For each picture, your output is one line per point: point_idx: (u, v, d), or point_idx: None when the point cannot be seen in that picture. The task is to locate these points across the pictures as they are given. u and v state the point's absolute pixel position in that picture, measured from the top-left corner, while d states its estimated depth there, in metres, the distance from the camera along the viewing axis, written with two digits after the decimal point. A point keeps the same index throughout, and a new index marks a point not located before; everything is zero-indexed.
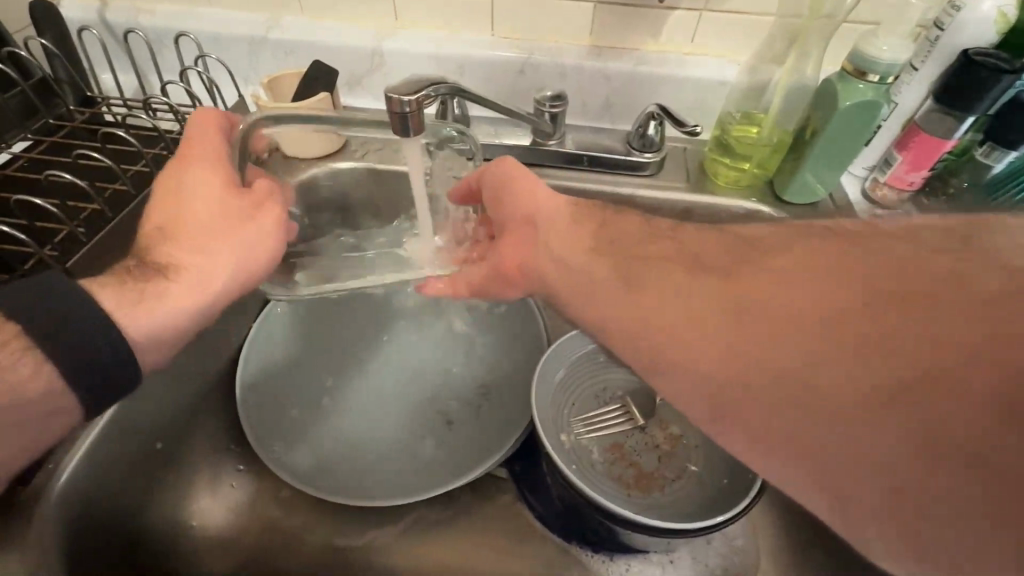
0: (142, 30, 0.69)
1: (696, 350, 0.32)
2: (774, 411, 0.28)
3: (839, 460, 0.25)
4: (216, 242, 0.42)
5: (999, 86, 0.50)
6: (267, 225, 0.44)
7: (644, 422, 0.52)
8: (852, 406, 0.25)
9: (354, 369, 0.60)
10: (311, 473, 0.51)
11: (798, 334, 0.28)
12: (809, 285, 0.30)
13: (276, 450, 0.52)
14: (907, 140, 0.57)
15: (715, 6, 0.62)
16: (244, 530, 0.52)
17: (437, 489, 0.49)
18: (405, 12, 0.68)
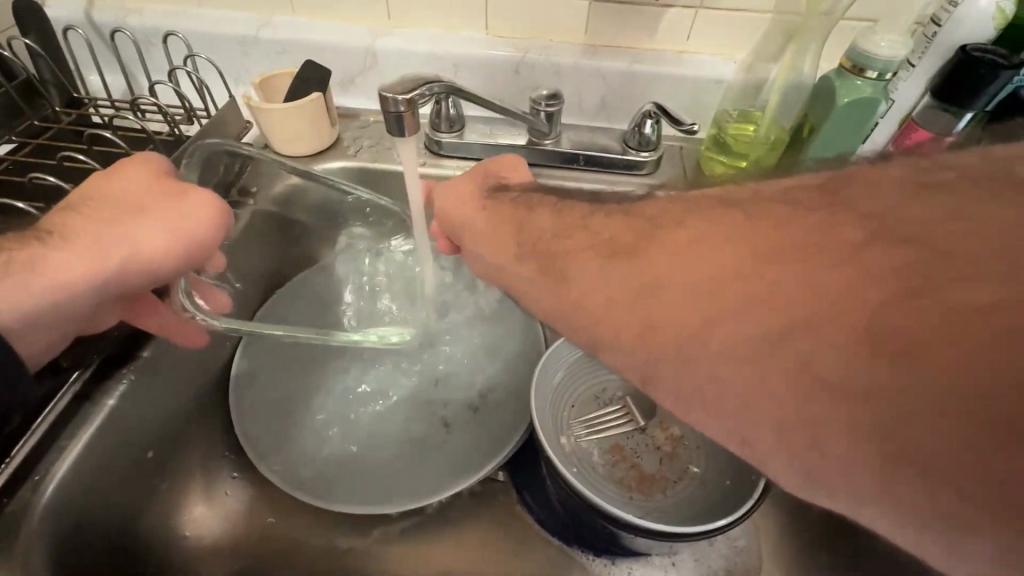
0: (130, 30, 0.68)
1: (649, 322, 0.29)
2: (728, 392, 0.26)
3: (802, 436, 0.23)
4: (130, 220, 0.41)
5: (997, 81, 0.50)
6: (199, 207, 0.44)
7: (644, 422, 0.52)
8: (805, 375, 0.23)
9: (331, 365, 0.58)
10: (307, 479, 0.50)
11: (739, 300, 0.26)
12: (776, 241, 0.27)
13: (272, 456, 0.51)
14: (905, 135, 0.56)
15: (711, 3, 0.61)
16: (237, 538, 0.51)
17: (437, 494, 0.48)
18: (398, 10, 0.67)
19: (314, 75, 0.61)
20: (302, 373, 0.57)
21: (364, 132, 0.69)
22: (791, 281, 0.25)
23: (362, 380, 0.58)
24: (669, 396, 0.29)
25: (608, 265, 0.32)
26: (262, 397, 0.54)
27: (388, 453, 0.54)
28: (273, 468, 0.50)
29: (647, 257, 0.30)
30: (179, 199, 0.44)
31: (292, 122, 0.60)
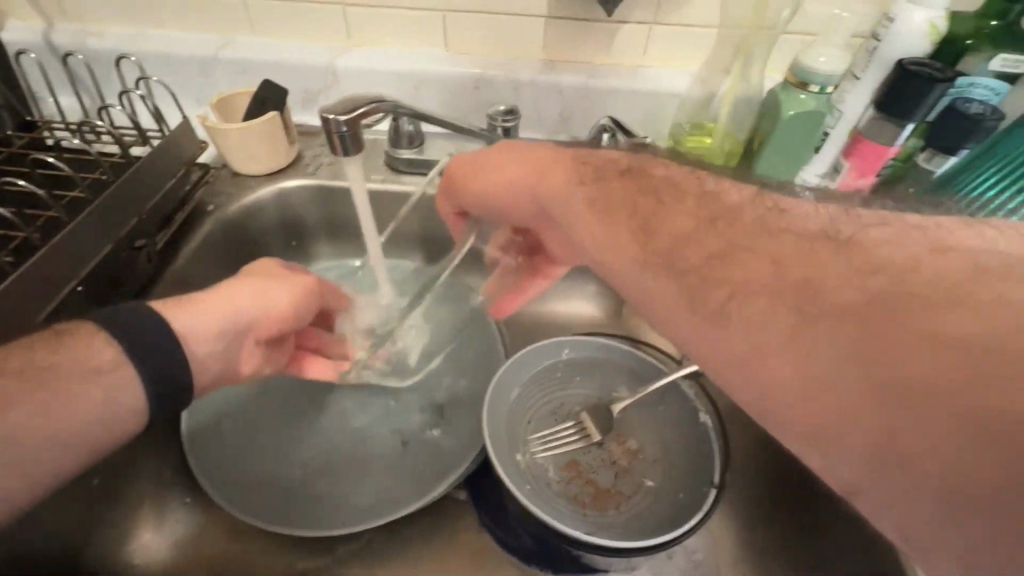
0: (87, 53, 0.68)
1: (743, 337, 0.32)
2: (861, 432, 0.27)
3: (930, 488, 0.25)
4: (271, 284, 0.47)
5: (934, 93, 0.51)
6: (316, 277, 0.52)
7: (599, 438, 0.51)
8: (950, 443, 0.24)
9: (289, 387, 0.57)
10: (259, 505, 0.50)
11: (877, 353, 0.27)
12: (875, 289, 0.29)
13: (222, 480, 0.50)
14: (852, 147, 0.58)
15: (664, 19, 0.62)
16: (186, 563, 0.50)
17: (391, 515, 0.47)
18: (357, 29, 0.68)
19: (270, 94, 0.60)
20: (260, 393, 0.56)
21: (325, 149, 0.68)
22: (935, 341, 0.26)
23: (323, 398, 0.58)
24: (772, 410, 0.31)
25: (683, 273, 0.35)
26: (214, 419, 0.53)
27: (347, 473, 0.53)
28: (224, 492, 0.49)
29: (853, 325, 0.28)
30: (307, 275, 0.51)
31: (247, 142, 0.60)
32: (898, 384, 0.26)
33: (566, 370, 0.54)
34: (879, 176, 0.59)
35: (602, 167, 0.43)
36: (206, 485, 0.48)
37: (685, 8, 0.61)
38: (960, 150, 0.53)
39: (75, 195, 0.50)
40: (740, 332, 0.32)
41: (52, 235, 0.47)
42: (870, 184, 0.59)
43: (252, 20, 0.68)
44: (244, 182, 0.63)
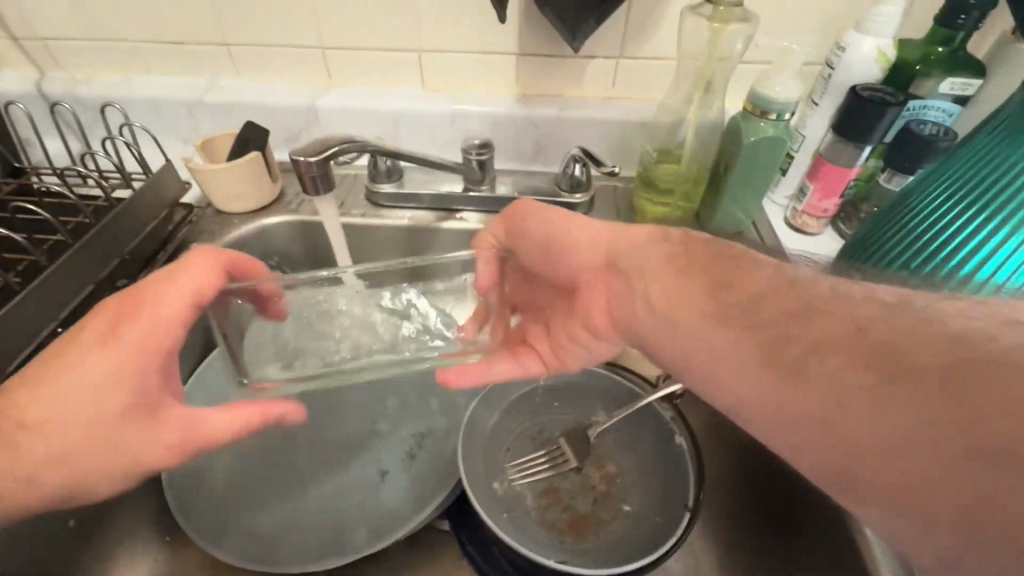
0: (77, 100, 0.71)
1: (782, 386, 0.30)
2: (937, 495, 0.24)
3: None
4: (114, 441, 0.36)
5: (887, 117, 0.53)
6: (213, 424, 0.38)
7: (578, 463, 0.51)
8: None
9: None
10: (238, 542, 0.49)
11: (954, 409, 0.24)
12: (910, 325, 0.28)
13: (199, 516, 0.50)
14: (815, 169, 0.60)
15: (630, 53, 0.65)
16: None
17: (368, 548, 0.47)
18: (336, 70, 0.71)
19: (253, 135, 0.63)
20: None
21: None
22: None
23: (304, 429, 0.57)
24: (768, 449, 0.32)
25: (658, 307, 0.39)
26: None
27: (327, 505, 0.53)
28: (199, 529, 0.49)
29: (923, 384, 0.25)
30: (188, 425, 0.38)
31: (230, 181, 0.61)
32: (990, 448, 0.22)
33: (545, 396, 0.54)
34: (844, 197, 0.61)
35: (570, 222, 0.48)
36: (181, 522, 0.48)
37: (649, 43, 0.64)
38: (918, 170, 0.55)
39: (56, 241, 0.52)
40: (801, 390, 0.30)
41: (32, 280, 0.48)
42: (835, 205, 0.61)
43: (235, 65, 0.71)
44: (228, 220, 0.65)
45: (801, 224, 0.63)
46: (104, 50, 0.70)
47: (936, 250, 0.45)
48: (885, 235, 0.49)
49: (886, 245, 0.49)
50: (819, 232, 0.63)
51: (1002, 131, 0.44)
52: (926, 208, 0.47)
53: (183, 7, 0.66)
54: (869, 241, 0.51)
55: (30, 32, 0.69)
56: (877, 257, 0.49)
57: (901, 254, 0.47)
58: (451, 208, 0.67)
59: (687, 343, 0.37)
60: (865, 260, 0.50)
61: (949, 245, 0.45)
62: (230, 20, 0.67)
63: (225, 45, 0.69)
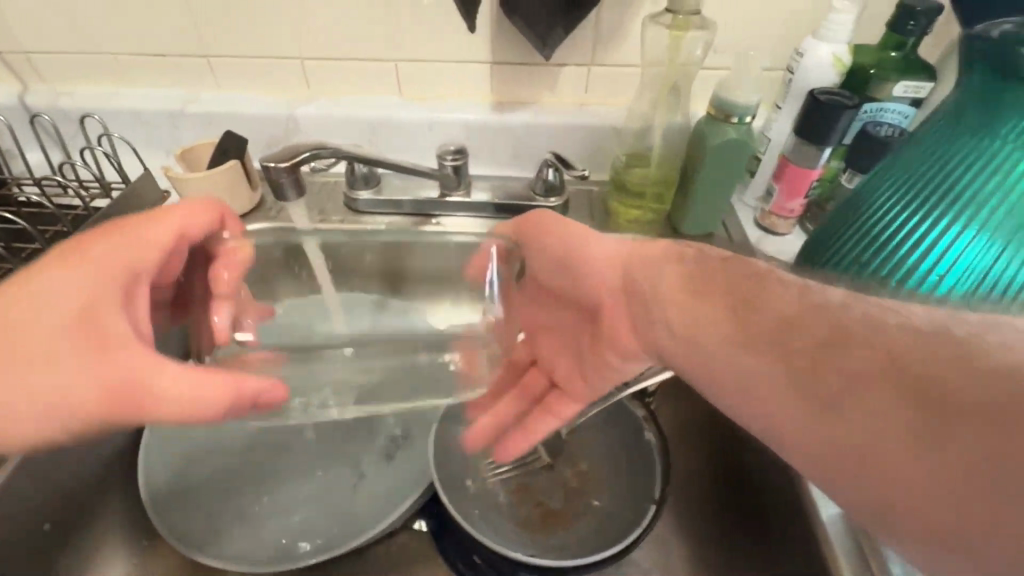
0: (59, 112, 0.72)
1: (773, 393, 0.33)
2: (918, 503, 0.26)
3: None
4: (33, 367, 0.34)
5: (844, 119, 0.55)
6: (160, 384, 0.34)
7: (551, 460, 0.53)
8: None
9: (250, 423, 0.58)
10: (216, 549, 0.50)
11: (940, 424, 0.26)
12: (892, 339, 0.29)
13: (176, 519, 0.51)
14: (780, 171, 0.61)
15: (601, 60, 0.67)
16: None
17: (339, 549, 0.48)
18: (315, 80, 0.72)
19: (233, 145, 0.64)
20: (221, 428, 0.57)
21: None
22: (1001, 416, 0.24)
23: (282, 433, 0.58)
24: None
25: None
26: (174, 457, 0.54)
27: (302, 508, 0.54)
28: (176, 531, 0.50)
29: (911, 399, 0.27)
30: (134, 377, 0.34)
31: (210, 190, 0.63)
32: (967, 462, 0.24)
33: None
34: (809, 198, 0.62)
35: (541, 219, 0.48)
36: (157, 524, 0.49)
37: (618, 50, 0.66)
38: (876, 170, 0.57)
39: (34, 249, 0.53)
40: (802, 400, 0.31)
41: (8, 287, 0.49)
42: (801, 205, 0.63)
43: (216, 75, 0.72)
44: None
45: (770, 224, 0.65)
46: (87, 62, 0.71)
47: (897, 254, 0.46)
48: (845, 237, 0.49)
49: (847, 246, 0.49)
50: (787, 232, 0.65)
51: (951, 128, 0.44)
52: (885, 205, 0.47)
53: (162, 18, 0.67)
54: (829, 240, 0.51)
55: (11, 46, 0.70)
56: (839, 259, 0.50)
57: (862, 258, 0.48)
58: (429, 213, 0.68)
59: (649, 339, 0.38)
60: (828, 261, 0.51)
61: (903, 246, 0.46)
62: (210, 32, 0.68)
63: (205, 56, 0.70)
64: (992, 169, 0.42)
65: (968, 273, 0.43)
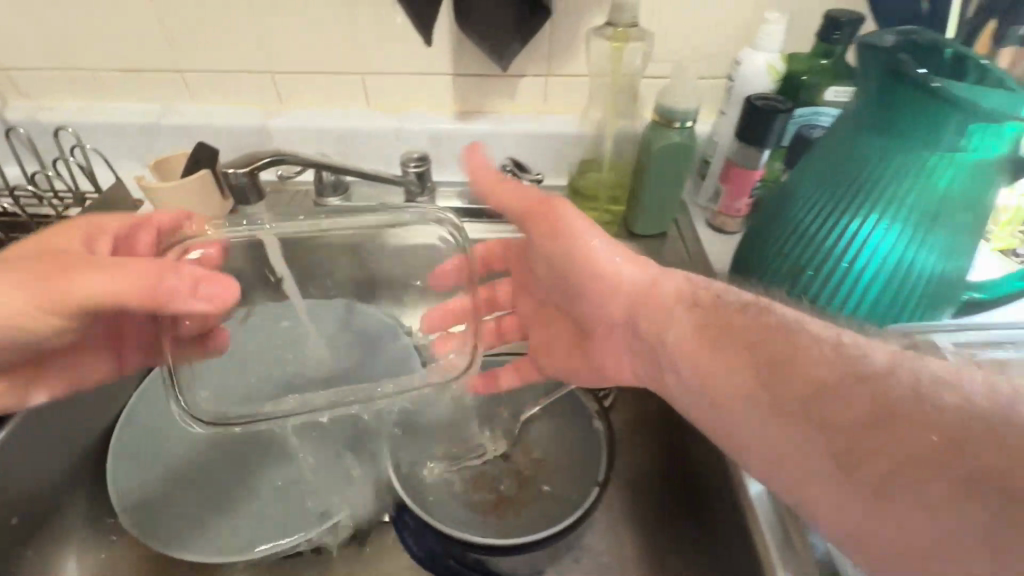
0: (36, 126, 0.74)
1: None
2: None
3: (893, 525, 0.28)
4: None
5: (779, 122, 0.58)
6: (87, 282, 0.40)
7: (506, 450, 0.55)
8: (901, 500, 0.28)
9: None
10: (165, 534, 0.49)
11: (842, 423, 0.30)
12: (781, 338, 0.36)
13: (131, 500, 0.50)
14: (726, 173, 0.65)
15: (557, 71, 0.70)
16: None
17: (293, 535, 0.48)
18: (286, 93, 0.75)
19: (204, 156, 0.67)
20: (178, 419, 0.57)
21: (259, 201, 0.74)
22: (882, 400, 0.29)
23: None
24: None
25: None
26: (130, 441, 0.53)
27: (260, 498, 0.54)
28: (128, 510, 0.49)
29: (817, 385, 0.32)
30: (72, 284, 0.40)
31: (181, 198, 0.65)
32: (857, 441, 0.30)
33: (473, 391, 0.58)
34: (754, 198, 0.66)
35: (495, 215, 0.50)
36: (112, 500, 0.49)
37: (573, 61, 0.69)
38: None
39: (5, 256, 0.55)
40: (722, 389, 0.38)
41: None
42: (747, 205, 0.66)
43: (190, 89, 0.75)
44: None
45: (720, 224, 0.68)
46: (64, 79, 0.74)
47: (842, 267, 0.45)
48: (783, 248, 0.48)
49: (785, 258, 0.48)
50: (737, 231, 0.68)
51: (883, 133, 0.41)
52: (808, 212, 0.46)
53: (138, 36, 0.70)
54: (766, 250, 0.49)
55: None
56: (778, 268, 0.48)
57: (794, 266, 0.47)
58: None
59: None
60: (767, 271, 0.49)
61: (830, 254, 0.45)
62: (183, 48, 0.71)
63: (179, 71, 0.73)
64: (926, 178, 0.41)
65: (898, 277, 0.44)
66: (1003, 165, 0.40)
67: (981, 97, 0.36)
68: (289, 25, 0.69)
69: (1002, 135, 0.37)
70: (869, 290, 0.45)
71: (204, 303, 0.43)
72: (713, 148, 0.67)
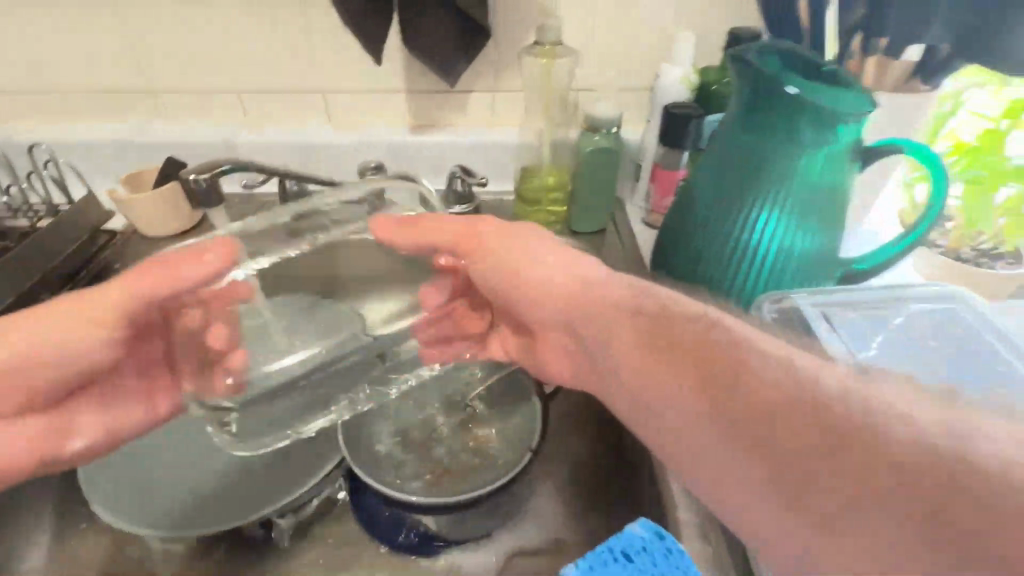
0: (12, 146, 0.78)
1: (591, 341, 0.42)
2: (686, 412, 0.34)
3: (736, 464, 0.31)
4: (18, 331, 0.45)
5: (692, 126, 0.65)
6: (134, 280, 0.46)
7: (453, 428, 0.60)
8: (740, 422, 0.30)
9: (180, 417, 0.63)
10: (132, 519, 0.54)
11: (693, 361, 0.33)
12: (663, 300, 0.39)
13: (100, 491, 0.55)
14: (654, 174, 0.71)
15: (502, 85, 0.77)
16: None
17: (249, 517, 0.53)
18: (252, 111, 0.80)
19: (173, 168, 0.72)
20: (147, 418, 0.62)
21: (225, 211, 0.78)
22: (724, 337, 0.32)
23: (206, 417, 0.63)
24: None
25: (484, 277, 0.49)
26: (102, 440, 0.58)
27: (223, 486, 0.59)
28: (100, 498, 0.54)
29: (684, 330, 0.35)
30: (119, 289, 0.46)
31: (150, 208, 0.69)
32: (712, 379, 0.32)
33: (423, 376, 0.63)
34: None
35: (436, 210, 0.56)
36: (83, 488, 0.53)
37: (516, 76, 0.76)
38: None
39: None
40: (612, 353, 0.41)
41: None
42: None
43: (161, 108, 0.80)
44: (148, 241, 0.72)
45: (653, 221, 0.75)
46: (40, 101, 0.79)
47: (730, 243, 0.53)
48: (695, 240, 0.55)
49: (698, 249, 0.54)
50: None
51: (762, 135, 0.49)
52: (704, 196, 0.54)
53: (111, 62, 0.76)
54: (682, 243, 0.56)
55: None
56: (683, 246, 0.56)
57: (693, 243, 0.55)
58: None
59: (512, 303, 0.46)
60: (674, 247, 0.57)
61: (721, 232, 0.53)
62: (154, 71, 0.77)
63: (151, 92, 0.78)
64: (800, 170, 0.48)
65: (790, 257, 0.51)
66: (857, 154, 0.48)
67: (827, 101, 0.44)
68: (295, 25, 0.73)
69: (849, 132, 0.46)
70: (767, 271, 0.52)
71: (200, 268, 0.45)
72: (643, 153, 0.73)
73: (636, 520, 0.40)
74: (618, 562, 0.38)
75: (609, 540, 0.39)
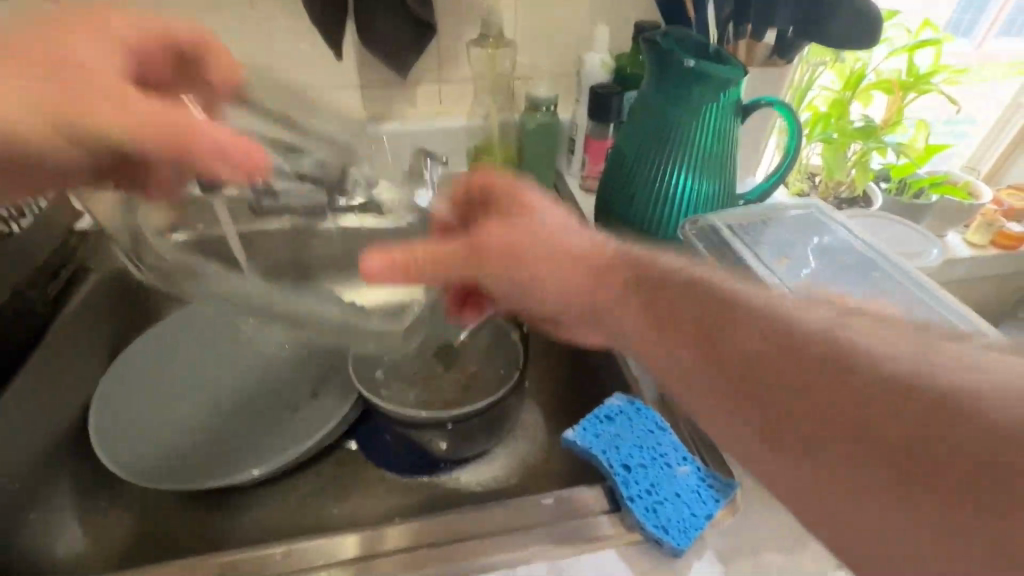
0: None
1: None
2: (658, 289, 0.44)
3: None
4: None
5: (614, 102, 0.78)
6: (118, 108, 0.42)
7: (443, 368, 0.65)
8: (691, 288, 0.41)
9: (180, 381, 0.65)
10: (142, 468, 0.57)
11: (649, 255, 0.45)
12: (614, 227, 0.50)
13: (113, 444, 0.58)
14: (587, 146, 0.84)
15: (446, 78, 0.87)
16: (96, 551, 0.55)
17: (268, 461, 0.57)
18: None
19: None
20: (147, 383, 0.64)
21: None
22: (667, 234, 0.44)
23: (213, 383, 0.66)
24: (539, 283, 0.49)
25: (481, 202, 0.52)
26: (110, 401, 0.61)
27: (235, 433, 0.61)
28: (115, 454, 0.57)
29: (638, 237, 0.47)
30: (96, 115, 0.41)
31: None
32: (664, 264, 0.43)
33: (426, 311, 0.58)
34: None
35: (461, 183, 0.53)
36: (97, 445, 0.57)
37: (458, 69, 0.86)
38: None
39: None
40: None
41: None
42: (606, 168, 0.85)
43: None
44: None
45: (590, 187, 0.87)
46: None
47: (656, 184, 0.66)
48: (628, 186, 0.68)
49: (632, 191, 0.67)
50: None
51: (667, 99, 0.63)
52: (632, 152, 0.67)
53: None
54: (618, 189, 0.69)
55: None
56: (622, 190, 0.68)
57: (630, 186, 0.68)
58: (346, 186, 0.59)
59: (506, 256, 0.47)
60: (614, 193, 0.69)
61: (649, 175, 0.66)
62: None
63: None
64: (699, 126, 0.62)
65: (699, 193, 0.66)
66: (736, 113, 0.64)
67: (712, 69, 0.59)
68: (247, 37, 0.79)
69: (729, 91, 0.60)
70: (685, 204, 0.66)
71: (234, 170, 0.49)
72: (576, 129, 0.86)
73: (614, 394, 0.52)
74: (601, 423, 0.50)
75: (594, 410, 0.51)
